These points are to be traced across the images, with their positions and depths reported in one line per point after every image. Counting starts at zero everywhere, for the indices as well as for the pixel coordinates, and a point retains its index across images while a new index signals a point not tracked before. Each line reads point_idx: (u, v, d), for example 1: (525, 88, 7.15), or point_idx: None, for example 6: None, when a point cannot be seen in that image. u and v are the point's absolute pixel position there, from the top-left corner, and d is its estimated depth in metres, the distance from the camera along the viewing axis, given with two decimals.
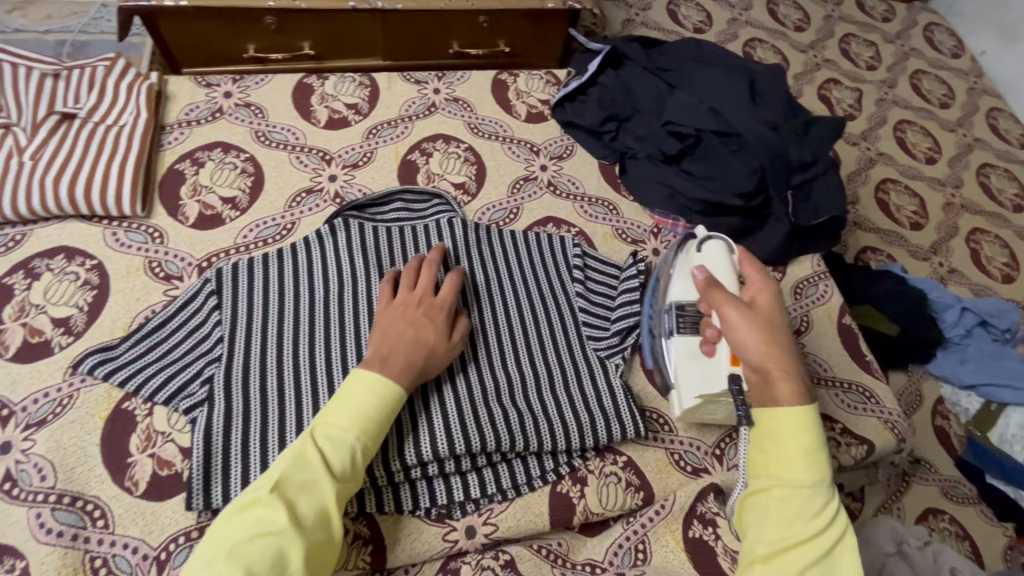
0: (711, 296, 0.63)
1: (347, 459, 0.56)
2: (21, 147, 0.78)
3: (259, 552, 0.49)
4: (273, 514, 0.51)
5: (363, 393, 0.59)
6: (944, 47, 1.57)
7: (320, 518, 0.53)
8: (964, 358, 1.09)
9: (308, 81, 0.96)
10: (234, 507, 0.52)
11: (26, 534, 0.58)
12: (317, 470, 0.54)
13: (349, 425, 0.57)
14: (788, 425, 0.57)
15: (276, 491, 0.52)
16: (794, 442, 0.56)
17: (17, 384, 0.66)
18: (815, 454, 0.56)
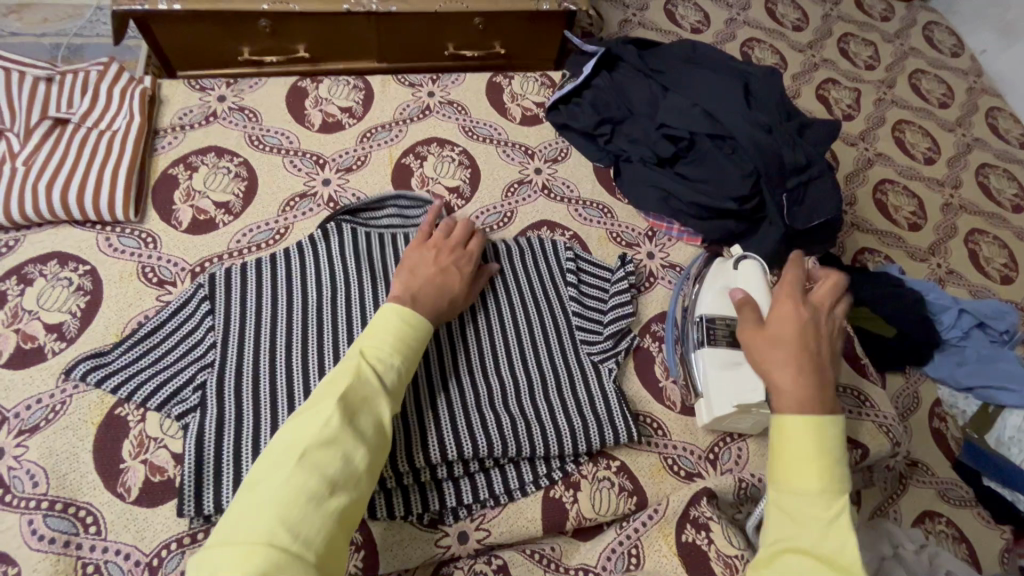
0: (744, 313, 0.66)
1: (396, 376, 0.58)
2: (15, 153, 0.78)
3: (331, 459, 0.50)
4: (337, 421, 0.51)
5: (397, 317, 0.61)
6: (943, 46, 1.56)
7: (378, 431, 0.54)
8: (961, 360, 1.09)
9: (302, 85, 0.96)
10: (296, 418, 0.52)
11: (18, 540, 0.59)
12: (372, 385, 0.55)
13: (395, 347, 0.59)
14: (803, 426, 0.54)
15: (342, 400, 0.53)
16: (807, 446, 0.53)
17: (10, 389, 0.66)
18: (827, 464, 0.53)
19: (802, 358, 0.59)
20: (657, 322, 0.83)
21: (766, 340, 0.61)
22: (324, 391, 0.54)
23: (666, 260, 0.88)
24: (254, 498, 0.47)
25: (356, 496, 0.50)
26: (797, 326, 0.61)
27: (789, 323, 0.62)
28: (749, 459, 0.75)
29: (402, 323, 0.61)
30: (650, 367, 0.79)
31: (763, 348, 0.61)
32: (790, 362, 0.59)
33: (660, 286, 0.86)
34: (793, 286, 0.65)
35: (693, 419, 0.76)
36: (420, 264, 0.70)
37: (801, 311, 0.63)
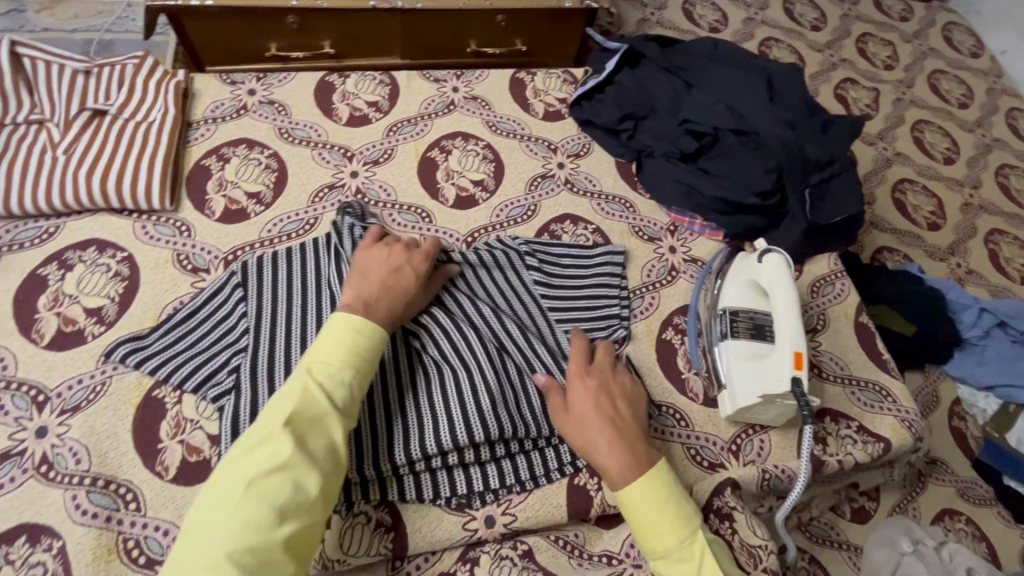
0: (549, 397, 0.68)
1: (347, 393, 0.58)
2: (55, 143, 0.81)
3: (278, 488, 0.51)
4: (283, 449, 0.52)
5: (346, 327, 0.61)
6: (963, 46, 1.56)
7: (330, 452, 0.55)
8: (981, 359, 1.08)
9: (329, 79, 0.98)
10: (239, 450, 0.53)
11: (63, 515, 0.60)
12: (322, 406, 0.56)
13: (344, 361, 0.59)
14: (641, 493, 0.60)
15: (288, 427, 0.53)
16: (654, 511, 0.59)
17: (52, 370, 0.69)
18: (672, 512, 0.60)
19: (608, 427, 0.63)
20: (680, 314, 0.83)
21: (570, 418, 0.65)
22: (269, 418, 0.54)
23: (688, 254, 0.89)
24: (204, 532, 0.49)
25: (310, 520, 0.52)
26: (598, 397, 0.66)
27: (586, 397, 0.66)
28: (772, 451, 0.75)
29: (357, 334, 0.61)
30: (673, 359, 0.80)
31: (573, 427, 0.65)
32: (607, 433, 0.63)
33: (682, 280, 0.86)
34: (579, 352, 0.70)
35: (716, 410, 0.77)
36: (372, 267, 0.69)
37: (586, 383, 0.67)
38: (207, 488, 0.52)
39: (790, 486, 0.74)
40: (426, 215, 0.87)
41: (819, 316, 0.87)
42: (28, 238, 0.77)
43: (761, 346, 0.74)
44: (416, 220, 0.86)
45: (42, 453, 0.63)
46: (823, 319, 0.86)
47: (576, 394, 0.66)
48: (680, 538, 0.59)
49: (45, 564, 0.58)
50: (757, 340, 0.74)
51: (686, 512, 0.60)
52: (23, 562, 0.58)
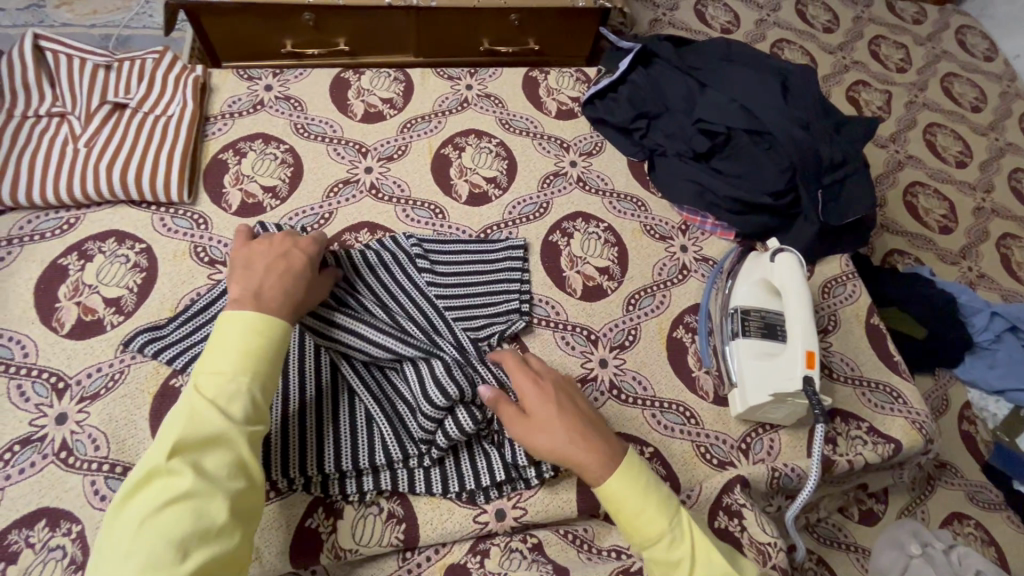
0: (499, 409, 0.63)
1: (247, 401, 0.54)
2: (76, 135, 0.83)
3: (176, 518, 0.46)
4: (178, 478, 0.48)
5: (237, 328, 0.56)
6: (977, 49, 1.55)
7: (234, 469, 0.51)
8: (993, 363, 1.08)
9: (345, 76, 0.99)
10: (132, 487, 0.48)
11: (82, 500, 0.62)
12: (216, 424, 0.51)
13: (237, 368, 0.54)
14: (624, 484, 0.59)
15: (176, 455, 0.49)
16: (636, 500, 0.59)
17: (72, 358, 0.70)
18: (655, 495, 0.60)
19: (568, 423, 0.62)
20: (691, 313, 0.84)
21: (536, 431, 0.62)
22: (158, 448, 0.50)
23: (699, 253, 0.89)
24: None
25: (226, 543, 0.49)
26: (548, 404, 0.63)
27: (547, 404, 0.63)
28: (781, 450, 0.75)
29: (248, 334, 0.56)
30: (683, 356, 0.80)
31: (539, 436, 0.61)
32: (568, 433, 0.61)
33: (693, 279, 0.87)
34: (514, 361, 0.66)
35: (726, 409, 0.77)
36: (254, 259, 0.64)
37: (540, 384, 0.65)
38: (106, 529, 0.48)
39: (800, 486, 0.74)
40: (439, 211, 0.88)
41: (830, 316, 0.87)
42: (48, 228, 0.78)
43: (771, 345, 0.74)
44: (429, 216, 0.87)
45: (62, 439, 0.65)
46: (834, 319, 0.86)
47: (529, 399, 0.64)
48: (667, 523, 0.58)
49: (64, 548, 0.59)
50: (767, 340, 0.75)
51: (666, 494, 0.60)
52: (43, 546, 0.59)
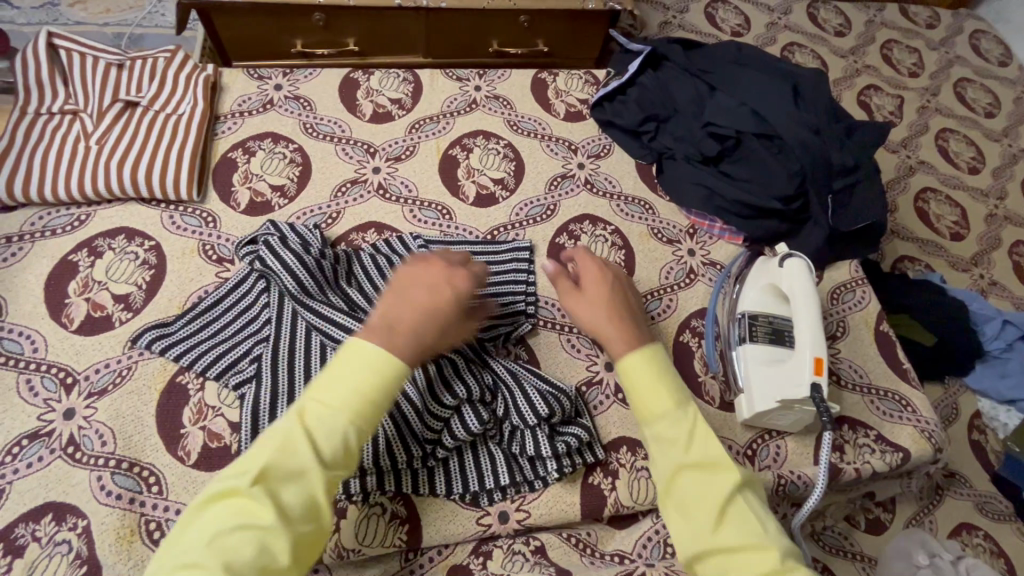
0: (558, 284, 0.72)
1: (341, 442, 0.51)
2: (88, 133, 0.83)
3: (239, 546, 0.45)
4: (255, 503, 0.47)
5: (360, 365, 0.53)
6: (991, 55, 1.53)
7: (309, 509, 0.49)
8: (1004, 372, 1.07)
9: (354, 76, 0.99)
10: (211, 497, 0.48)
11: (88, 495, 0.62)
12: (305, 458, 0.49)
13: (343, 405, 0.52)
14: (641, 364, 0.62)
15: (260, 482, 0.48)
16: (652, 378, 0.61)
17: (81, 354, 0.70)
18: (668, 380, 0.61)
19: (615, 310, 0.68)
20: (697, 318, 0.83)
21: (584, 309, 0.69)
22: (244, 467, 0.49)
23: (707, 258, 0.88)
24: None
25: None
26: (601, 286, 0.70)
27: (600, 289, 0.70)
28: (788, 457, 0.74)
29: (367, 371, 0.53)
30: (690, 361, 0.80)
31: (582, 312, 0.69)
32: (610, 314, 0.67)
33: (700, 283, 0.86)
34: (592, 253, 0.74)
35: (732, 414, 0.77)
36: (408, 284, 0.61)
37: (601, 273, 0.71)
38: (176, 532, 0.48)
39: (805, 493, 0.74)
40: (446, 212, 0.88)
41: (838, 323, 0.86)
42: (59, 225, 0.79)
43: (778, 351, 0.73)
44: (436, 217, 0.87)
45: (69, 434, 0.65)
46: (843, 326, 0.86)
47: (586, 278, 0.71)
48: (675, 403, 0.60)
49: (70, 543, 0.59)
50: (775, 345, 0.74)
51: (681, 388, 0.62)
52: (49, 540, 0.59)
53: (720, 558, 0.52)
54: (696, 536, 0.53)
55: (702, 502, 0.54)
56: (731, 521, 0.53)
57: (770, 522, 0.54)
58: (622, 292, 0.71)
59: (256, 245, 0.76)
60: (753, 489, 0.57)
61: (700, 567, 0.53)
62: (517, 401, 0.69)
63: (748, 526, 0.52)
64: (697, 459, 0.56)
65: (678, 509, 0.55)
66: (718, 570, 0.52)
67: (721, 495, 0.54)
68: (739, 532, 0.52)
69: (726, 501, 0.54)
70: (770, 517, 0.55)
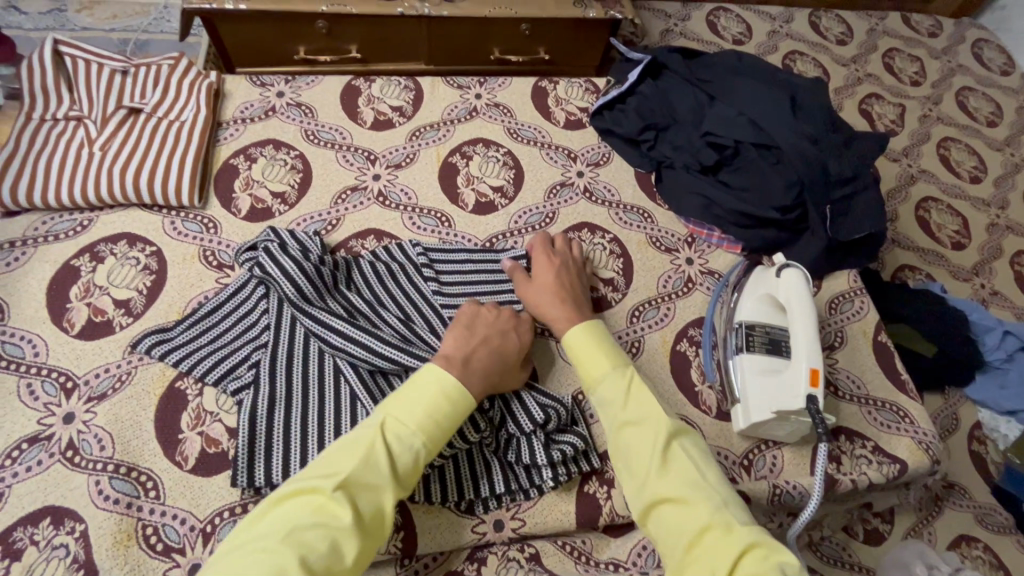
0: (514, 275, 0.78)
1: (411, 459, 0.57)
2: (92, 138, 0.84)
3: (318, 542, 0.49)
4: (336, 503, 0.51)
5: (436, 392, 0.60)
6: (993, 64, 1.53)
7: (376, 518, 0.54)
8: (1004, 383, 1.06)
9: (356, 83, 1.00)
10: (288, 494, 0.52)
11: (85, 499, 0.62)
12: (382, 470, 0.54)
13: (418, 426, 0.58)
14: (581, 338, 0.68)
15: (342, 486, 0.52)
16: (591, 349, 0.67)
17: (81, 358, 0.71)
18: (606, 347, 0.68)
19: (560, 294, 0.74)
20: (695, 327, 0.83)
21: (532, 294, 0.75)
22: (325, 470, 0.54)
23: (705, 266, 0.89)
24: (235, 564, 0.47)
25: None
26: (549, 272, 0.77)
27: (548, 276, 0.76)
28: (784, 467, 0.74)
29: (438, 396, 0.60)
30: (686, 370, 0.80)
31: (531, 296, 0.75)
32: (556, 298, 0.73)
33: (698, 292, 0.86)
34: (542, 244, 0.80)
35: (729, 424, 0.77)
36: (477, 326, 0.69)
37: (551, 262, 0.78)
38: (248, 522, 0.51)
39: (802, 503, 0.73)
40: (445, 219, 0.88)
41: (836, 332, 0.86)
42: (61, 230, 0.80)
43: (775, 361, 0.73)
44: (436, 224, 0.88)
45: (68, 438, 0.66)
46: (841, 336, 0.85)
47: (536, 268, 0.78)
48: (612, 366, 0.65)
49: (67, 547, 0.60)
50: (772, 356, 0.74)
51: (620, 354, 0.68)
52: (47, 544, 0.60)
53: (663, 504, 0.56)
54: (641, 487, 0.57)
55: (645, 452, 0.58)
56: (672, 470, 0.57)
57: (709, 469, 0.58)
58: (571, 279, 0.77)
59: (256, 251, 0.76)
60: (693, 440, 0.61)
61: (651, 518, 0.57)
62: (512, 411, 0.70)
63: (688, 474, 0.57)
64: (635, 415, 0.61)
65: (625, 464, 0.60)
66: (664, 516, 0.55)
67: (658, 446, 0.58)
68: (679, 478, 0.56)
69: (664, 451, 0.58)
70: (710, 464, 0.59)
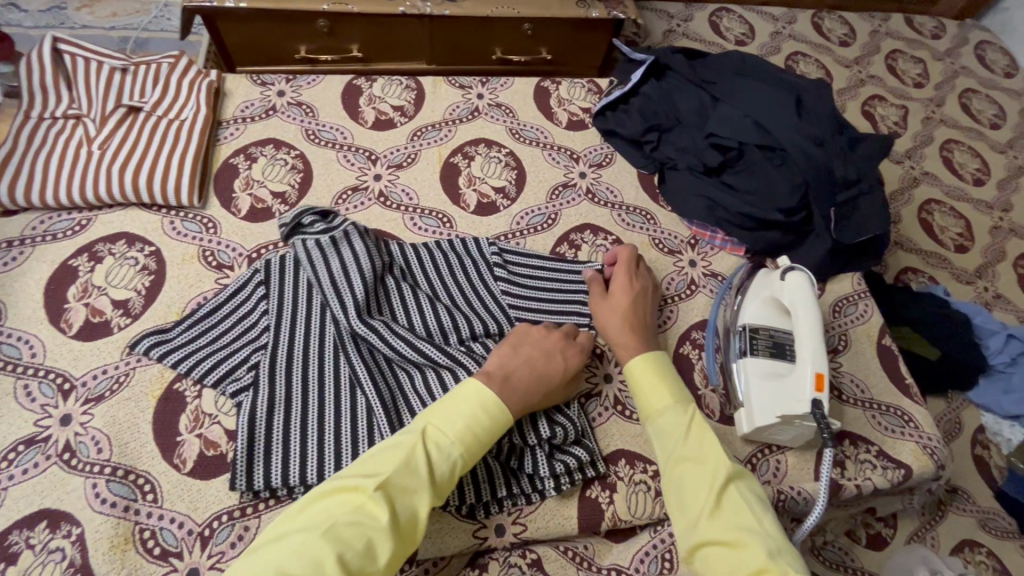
0: (592, 285, 0.77)
1: (449, 469, 0.56)
2: (91, 137, 0.84)
3: (353, 541, 0.49)
4: (373, 504, 0.51)
5: (477, 404, 0.59)
6: (996, 66, 1.53)
7: (411, 522, 0.53)
8: (1008, 388, 1.05)
9: (357, 83, 0.99)
10: (331, 489, 0.53)
11: (82, 502, 0.62)
12: (421, 476, 0.54)
13: (458, 436, 0.57)
14: (644, 369, 0.67)
15: (383, 487, 0.52)
16: (654, 379, 0.66)
17: (78, 359, 0.70)
18: (669, 379, 0.67)
19: (633, 321, 0.72)
20: (698, 329, 0.83)
21: (604, 313, 0.74)
22: (367, 470, 0.54)
23: (708, 269, 0.88)
24: (277, 554, 0.48)
25: None
26: (627, 293, 0.75)
27: (625, 298, 0.74)
28: (788, 472, 0.74)
29: (479, 413, 0.59)
30: (689, 374, 0.79)
31: (603, 314, 0.74)
32: (624, 323, 0.72)
33: (701, 294, 0.86)
34: (627, 258, 0.78)
35: (732, 428, 0.76)
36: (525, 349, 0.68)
37: (631, 282, 0.76)
38: (292, 511, 0.53)
39: (805, 509, 0.73)
40: (447, 220, 0.87)
41: (840, 336, 0.85)
42: (60, 229, 0.79)
43: (780, 365, 0.72)
44: (437, 225, 0.87)
45: (65, 440, 0.65)
46: (844, 339, 0.85)
47: (615, 283, 0.76)
48: (675, 401, 0.64)
49: (64, 551, 0.59)
50: (776, 359, 0.73)
51: (682, 389, 0.67)
52: (43, 547, 0.59)
53: (711, 545, 0.55)
54: (690, 525, 0.56)
55: (699, 492, 0.57)
56: (726, 511, 0.56)
57: (766, 516, 0.56)
58: (645, 306, 0.75)
59: (331, 228, 0.76)
60: (748, 483, 0.59)
61: (697, 556, 0.56)
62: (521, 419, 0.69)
63: (741, 516, 0.55)
64: (693, 453, 0.60)
65: (675, 499, 0.59)
66: (711, 556, 0.55)
67: (715, 485, 0.57)
68: (732, 521, 0.55)
69: (721, 491, 0.57)
70: (766, 511, 0.57)
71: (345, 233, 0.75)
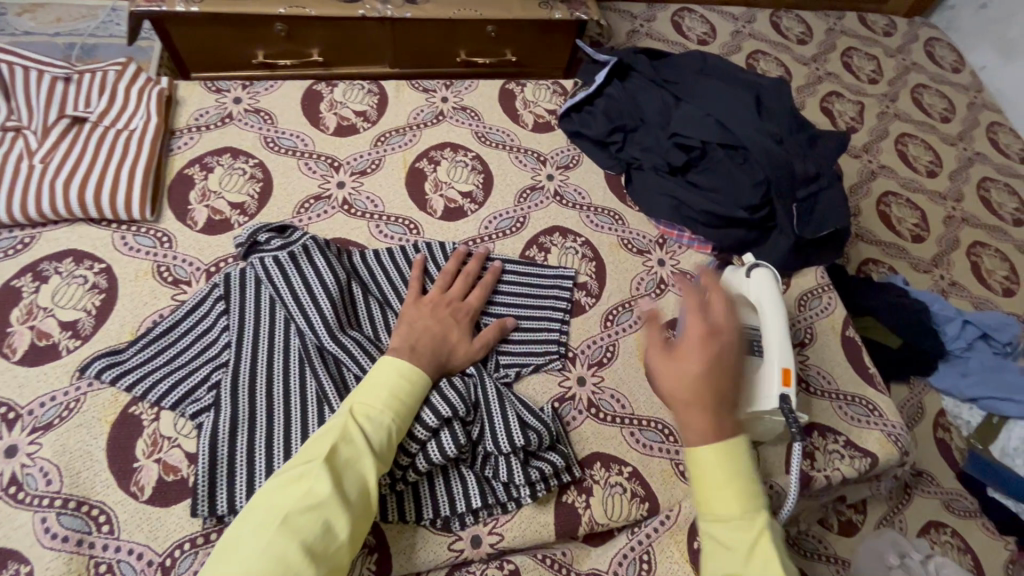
0: (649, 330, 0.64)
1: (386, 437, 0.58)
2: (31, 150, 0.79)
3: (309, 527, 0.50)
4: (321, 486, 0.52)
5: (390, 370, 0.63)
6: (945, 61, 1.58)
7: (361, 494, 0.55)
8: (965, 371, 1.09)
9: (317, 88, 0.97)
10: (274, 484, 0.52)
11: (31, 538, 0.58)
12: (360, 446, 0.56)
13: (388, 405, 0.60)
14: (715, 463, 0.55)
15: (326, 466, 0.53)
16: (721, 477, 0.55)
17: (24, 386, 0.66)
18: (740, 479, 0.55)
19: (706, 387, 0.58)
20: (668, 328, 0.83)
21: (670, 370, 0.60)
22: (309, 454, 0.54)
23: (677, 268, 0.89)
24: (233, 560, 0.48)
25: (337, 564, 0.51)
26: (701, 346, 0.60)
27: (699, 355, 0.60)
28: (760, 466, 0.75)
29: (401, 376, 0.62)
30: None
31: (668, 377, 0.60)
32: (696, 394, 0.58)
33: (671, 294, 0.87)
34: (701, 307, 0.62)
35: None
36: (419, 316, 0.71)
37: (708, 345, 0.60)
38: (241, 513, 0.51)
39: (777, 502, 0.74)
40: (413, 227, 0.86)
41: (806, 329, 0.87)
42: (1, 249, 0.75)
43: None
44: (403, 231, 0.85)
45: (11, 473, 0.61)
46: (810, 333, 0.87)
47: (685, 342, 0.61)
48: (741, 509, 0.54)
49: None
50: None
51: (754, 491, 0.55)
52: None
53: None
54: None
55: None
56: None
57: None
58: (729, 366, 0.60)
59: (289, 243, 0.76)
60: None
61: None
62: (493, 426, 0.67)
63: None
64: None
65: None
66: None
67: None
68: None
69: None
70: None
71: (306, 247, 0.74)
